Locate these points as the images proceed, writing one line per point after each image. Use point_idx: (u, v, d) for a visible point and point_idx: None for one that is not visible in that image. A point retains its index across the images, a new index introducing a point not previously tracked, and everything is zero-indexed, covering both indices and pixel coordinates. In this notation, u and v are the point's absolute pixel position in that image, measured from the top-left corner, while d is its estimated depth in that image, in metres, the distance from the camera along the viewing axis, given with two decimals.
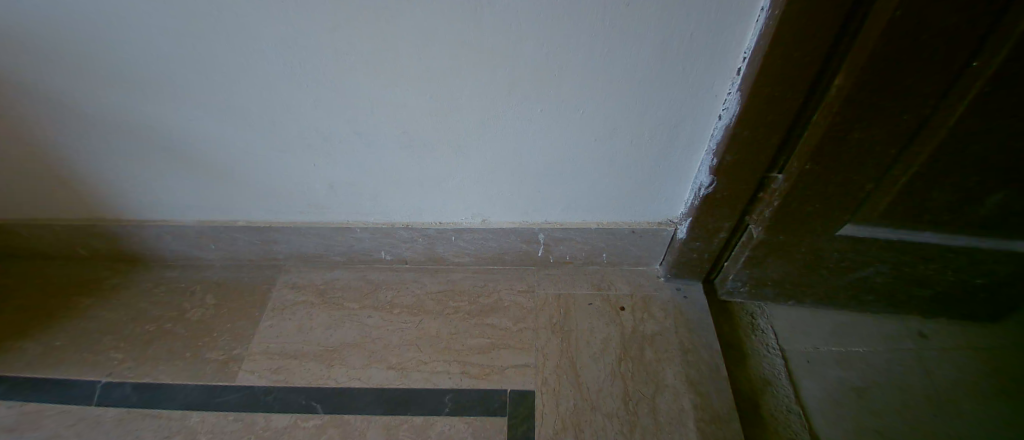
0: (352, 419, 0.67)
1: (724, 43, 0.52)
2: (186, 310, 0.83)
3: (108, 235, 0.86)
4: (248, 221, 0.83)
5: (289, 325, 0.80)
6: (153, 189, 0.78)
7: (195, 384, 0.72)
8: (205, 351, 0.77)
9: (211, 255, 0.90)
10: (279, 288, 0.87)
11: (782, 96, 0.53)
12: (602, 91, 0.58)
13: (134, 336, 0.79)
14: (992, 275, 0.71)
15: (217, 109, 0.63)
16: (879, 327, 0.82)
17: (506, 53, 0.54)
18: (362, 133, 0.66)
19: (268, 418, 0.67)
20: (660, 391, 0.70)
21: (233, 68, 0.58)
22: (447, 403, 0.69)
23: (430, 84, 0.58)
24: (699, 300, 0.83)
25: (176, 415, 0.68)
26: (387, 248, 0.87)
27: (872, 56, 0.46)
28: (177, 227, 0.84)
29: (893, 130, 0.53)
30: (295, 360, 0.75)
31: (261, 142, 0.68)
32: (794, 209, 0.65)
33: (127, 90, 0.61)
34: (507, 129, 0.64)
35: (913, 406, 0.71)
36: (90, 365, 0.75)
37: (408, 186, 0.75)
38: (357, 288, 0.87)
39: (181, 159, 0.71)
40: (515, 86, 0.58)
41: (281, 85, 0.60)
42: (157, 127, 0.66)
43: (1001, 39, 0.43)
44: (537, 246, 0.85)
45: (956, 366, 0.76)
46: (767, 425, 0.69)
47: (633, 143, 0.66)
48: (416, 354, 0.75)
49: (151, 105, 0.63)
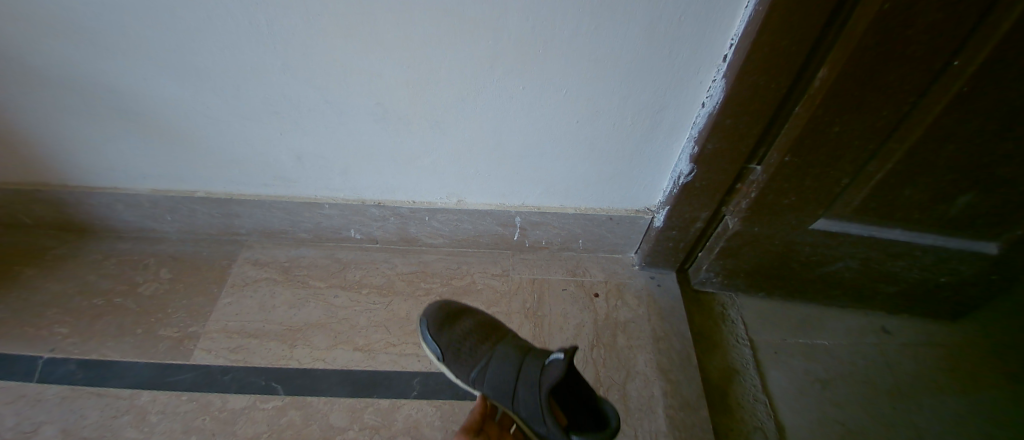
0: (315, 402, 0.65)
1: (712, 27, 0.51)
2: (139, 284, 0.79)
3: (53, 203, 0.80)
4: (207, 192, 0.78)
5: (249, 303, 0.77)
6: (102, 153, 0.72)
7: (146, 362, 0.68)
8: (158, 328, 0.73)
9: (167, 227, 0.85)
10: (241, 264, 0.83)
11: (766, 86, 0.52)
12: (587, 71, 0.56)
13: (82, 309, 0.74)
14: (956, 274, 0.73)
15: (172, 67, 0.58)
16: (845, 321, 0.84)
17: (488, 24, 0.51)
18: (333, 102, 0.62)
19: (225, 399, 0.64)
20: (631, 378, 0.70)
21: (190, 24, 0.53)
22: (415, 387, 0.67)
23: (406, 52, 0.55)
24: (672, 288, 0.84)
25: (124, 395, 0.64)
26: (357, 226, 0.83)
27: (857, 47, 0.45)
28: (130, 196, 0.78)
29: (872, 125, 0.52)
30: (255, 339, 0.72)
31: (222, 106, 0.63)
32: (770, 201, 0.65)
33: (73, 43, 0.55)
34: (485, 106, 0.61)
35: (873, 398, 0.73)
36: (32, 340, 0.70)
37: (381, 162, 0.72)
38: (324, 267, 0.83)
39: (133, 120, 0.66)
40: (498, 59, 0.55)
41: (244, 44, 0.55)
42: (106, 84, 0.61)
43: (984, 38, 0.42)
44: (513, 230, 0.83)
45: (916, 361, 0.78)
46: (734, 413, 0.70)
47: (615, 127, 0.64)
48: (384, 336, 0.73)
49: (101, 62, 0.58)
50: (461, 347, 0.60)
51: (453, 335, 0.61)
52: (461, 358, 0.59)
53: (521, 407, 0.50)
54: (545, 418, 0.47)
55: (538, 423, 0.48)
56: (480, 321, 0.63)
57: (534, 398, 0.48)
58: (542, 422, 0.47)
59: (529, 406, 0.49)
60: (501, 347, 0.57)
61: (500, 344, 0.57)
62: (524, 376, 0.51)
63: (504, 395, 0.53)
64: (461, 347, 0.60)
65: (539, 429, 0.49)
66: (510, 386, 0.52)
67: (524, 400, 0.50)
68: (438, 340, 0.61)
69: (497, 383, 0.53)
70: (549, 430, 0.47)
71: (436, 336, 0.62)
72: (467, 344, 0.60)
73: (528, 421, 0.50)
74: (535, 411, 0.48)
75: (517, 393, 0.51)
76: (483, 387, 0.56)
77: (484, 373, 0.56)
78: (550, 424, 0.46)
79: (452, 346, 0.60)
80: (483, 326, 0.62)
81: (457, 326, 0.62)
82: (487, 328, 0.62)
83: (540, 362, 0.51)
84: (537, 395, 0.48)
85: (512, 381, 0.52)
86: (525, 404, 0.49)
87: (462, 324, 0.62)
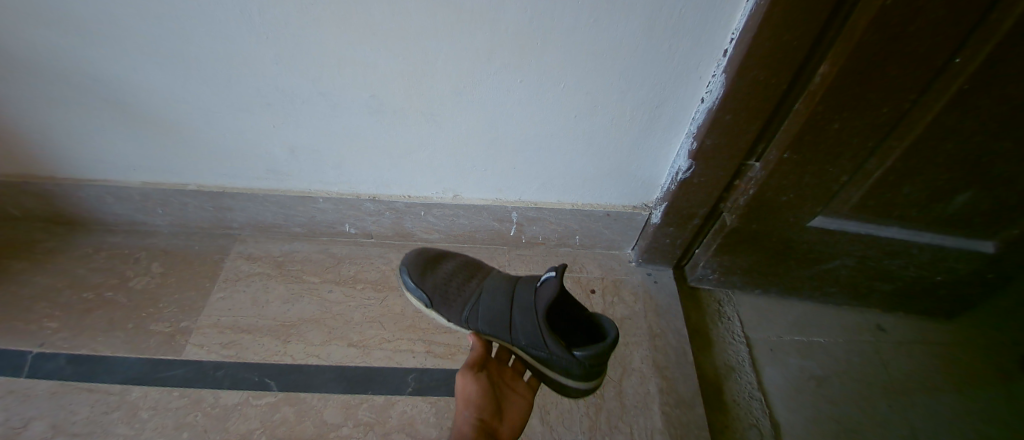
0: (308, 398, 0.64)
1: (713, 21, 0.50)
2: (130, 278, 0.77)
3: (42, 195, 0.78)
4: (199, 186, 0.77)
5: (243, 298, 0.76)
6: (90, 145, 0.70)
7: (137, 357, 0.67)
8: (149, 322, 0.72)
9: (159, 221, 0.84)
10: (234, 258, 0.82)
11: (766, 82, 0.51)
12: (586, 65, 0.55)
13: (72, 303, 0.73)
14: (952, 272, 0.73)
15: (161, 57, 0.57)
16: (840, 319, 0.84)
17: (485, 15, 0.50)
18: (327, 94, 0.61)
19: (217, 395, 0.64)
20: (627, 375, 0.70)
21: (180, 13, 0.51)
22: (410, 383, 0.67)
23: (401, 44, 0.54)
24: (668, 285, 0.83)
25: (115, 390, 0.63)
26: (351, 221, 0.83)
27: (859, 44, 0.44)
28: (120, 189, 0.77)
29: (872, 123, 0.52)
30: (248, 335, 0.71)
31: (213, 98, 0.62)
32: (768, 198, 0.65)
33: (58, 31, 0.54)
34: (482, 100, 0.60)
35: (869, 395, 0.73)
36: (21, 335, 0.69)
37: (376, 156, 0.71)
38: (318, 261, 0.83)
39: (122, 111, 0.64)
40: (495, 52, 0.54)
41: (235, 34, 0.54)
42: (94, 74, 0.59)
43: (986, 35, 0.42)
44: (510, 225, 0.83)
45: (911, 359, 0.79)
46: (729, 410, 0.70)
47: (613, 122, 0.63)
48: (378, 332, 0.73)
49: (88, 51, 0.56)
50: (447, 289, 0.63)
51: (437, 280, 0.64)
52: (449, 300, 0.62)
53: (519, 333, 0.55)
54: (545, 337, 0.51)
55: (539, 346, 0.53)
56: (462, 262, 0.68)
57: (532, 321, 0.53)
58: (542, 344, 0.52)
59: (526, 329, 0.54)
60: (491, 282, 0.62)
61: (489, 280, 0.62)
62: (518, 302, 0.56)
63: (499, 326, 0.57)
64: (448, 288, 0.63)
65: (539, 353, 0.53)
66: (506, 314, 0.56)
67: (521, 326, 0.54)
68: (423, 287, 0.63)
69: (492, 315, 0.57)
70: (550, 351, 0.51)
71: (421, 281, 0.64)
72: (452, 286, 0.63)
73: (528, 348, 0.55)
74: (534, 334, 0.53)
75: (514, 320, 0.55)
76: (476, 323, 0.59)
77: (477, 309, 0.60)
78: (551, 343, 0.50)
79: (438, 289, 0.63)
80: (465, 268, 0.66)
81: (440, 269, 0.66)
82: (470, 268, 0.67)
83: (531, 286, 0.56)
84: (535, 318, 0.53)
85: (509, 310, 0.56)
86: (523, 328, 0.54)
87: (446, 267, 0.66)
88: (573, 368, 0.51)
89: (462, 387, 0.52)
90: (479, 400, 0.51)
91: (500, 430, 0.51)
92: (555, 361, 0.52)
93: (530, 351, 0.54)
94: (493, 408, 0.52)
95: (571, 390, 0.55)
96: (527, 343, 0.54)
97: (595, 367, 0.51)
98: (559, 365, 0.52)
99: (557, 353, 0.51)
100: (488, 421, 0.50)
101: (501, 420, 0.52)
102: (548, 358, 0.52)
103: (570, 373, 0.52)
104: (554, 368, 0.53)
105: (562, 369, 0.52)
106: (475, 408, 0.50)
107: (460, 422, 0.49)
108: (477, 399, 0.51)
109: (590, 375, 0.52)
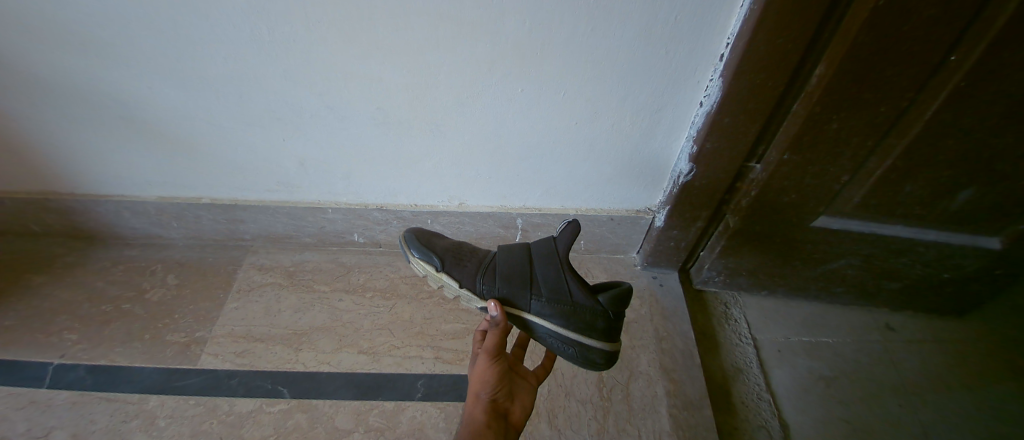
0: (320, 405, 0.65)
1: (709, 26, 0.51)
2: (147, 290, 0.80)
3: (62, 211, 0.81)
4: (212, 199, 0.79)
5: (255, 308, 0.78)
6: (109, 162, 0.73)
7: (155, 367, 0.69)
8: (165, 333, 0.74)
9: (174, 234, 0.86)
10: (246, 269, 0.84)
11: (764, 84, 0.52)
12: (586, 72, 0.57)
13: (90, 316, 0.75)
14: (959, 270, 0.72)
15: (175, 76, 0.59)
16: (848, 319, 0.84)
17: (486, 27, 0.52)
18: (334, 107, 0.63)
19: (232, 403, 0.65)
20: (634, 378, 0.70)
21: (194, 33, 0.54)
22: (420, 389, 0.68)
23: (406, 58, 0.56)
24: (674, 288, 0.84)
25: (133, 399, 0.65)
26: (360, 230, 0.84)
27: (853, 45, 0.45)
28: (137, 203, 0.80)
29: (870, 122, 0.53)
30: (261, 344, 0.73)
31: (225, 114, 0.64)
32: (770, 199, 0.65)
33: (79, 53, 0.56)
34: (486, 109, 0.62)
35: (880, 396, 0.73)
36: (42, 347, 0.71)
37: (382, 166, 0.72)
38: (328, 271, 0.84)
39: (139, 128, 0.67)
40: (496, 63, 0.56)
41: (245, 52, 0.56)
42: (112, 92, 0.62)
43: (980, 32, 0.43)
44: (515, 231, 0.84)
45: (922, 358, 0.78)
46: (737, 412, 0.70)
47: (614, 128, 0.64)
48: (388, 339, 0.74)
49: (106, 70, 0.59)
50: (458, 253, 0.61)
51: (445, 244, 0.62)
52: (459, 261, 0.60)
53: (539, 286, 0.55)
54: (569, 283, 0.54)
55: (564, 294, 0.54)
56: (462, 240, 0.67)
57: (557, 268, 0.54)
58: (566, 293, 0.54)
59: (547, 279, 0.54)
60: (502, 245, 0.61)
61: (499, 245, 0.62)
62: (537, 254, 0.56)
63: (517, 282, 0.55)
64: (457, 252, 0.61)
65: (562, 305, 0.54)
66: (524, 268, 0.56)
67: (543, 276, 0.55)
68: (431, 249, 0.61)
69: (508, 271, 0.56)
70: (576, 296, 0.54)
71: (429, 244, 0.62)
72: (462, 252, 0.62)
73: (549, 302, 0.54)
74: (556, 283, 0.54)
75: (533, 271, 0.55)
76: (490, 283, 0.57)
77: (490, 269, 0.58)
78: (576, 286, 0.54)
79: (448, 251, 0.61)
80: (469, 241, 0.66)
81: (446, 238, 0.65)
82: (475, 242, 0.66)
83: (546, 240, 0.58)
84: (558, 264, 0.54)
85: (527, 263, 0.56)
86: (543, 279, 0.55)
87: (451, 239, 0.65)
88: (597, 318, 0.54)
89: (479, 369, 0.51)
90: (496, 381, 0.50)
91: (512, 410, 0.52)
92: (579, 311, 0.54)
93: (551, 307, 0.54)
94: (507, 389, 0.52)
95: (592, 354, 0.56)
96: (548, 295, 0.54)
97: (616, 316, 0.55)
98: (582, 316, 0.54)
99: (582, 300, 0.54)
100: (501, 401, 0.51)
101: (513, 399, 0.52)
102: (571, 309, 0.54)
103: (593, 326, 0.54)
104: (579, 324, 0.54)
105: (586, 321, 0.54)
106: (492, 389, 0.50)
107: (473, 405, 0.50)
108: (495, 381, 0.50)
109: (612, 327, 0.55)
